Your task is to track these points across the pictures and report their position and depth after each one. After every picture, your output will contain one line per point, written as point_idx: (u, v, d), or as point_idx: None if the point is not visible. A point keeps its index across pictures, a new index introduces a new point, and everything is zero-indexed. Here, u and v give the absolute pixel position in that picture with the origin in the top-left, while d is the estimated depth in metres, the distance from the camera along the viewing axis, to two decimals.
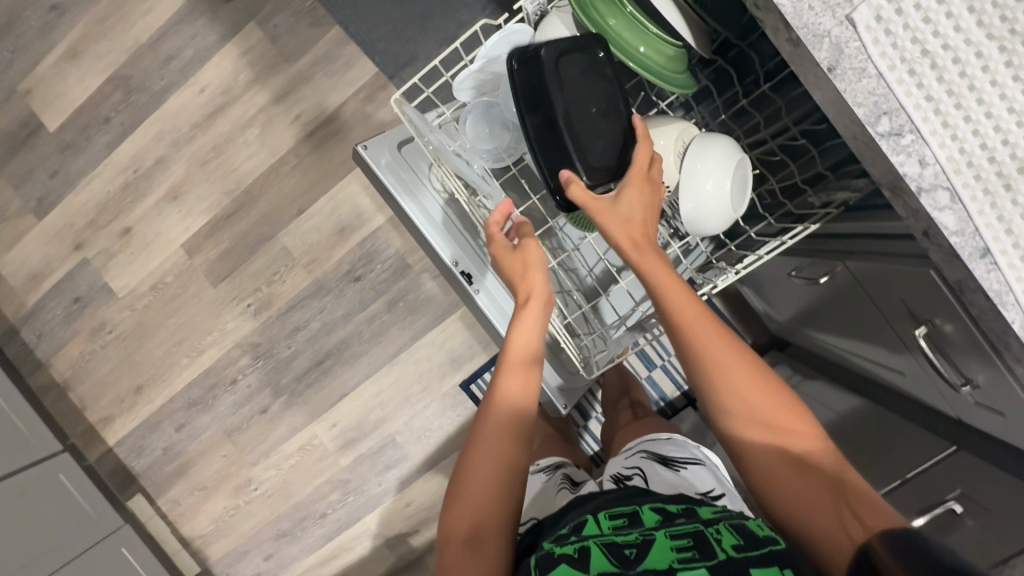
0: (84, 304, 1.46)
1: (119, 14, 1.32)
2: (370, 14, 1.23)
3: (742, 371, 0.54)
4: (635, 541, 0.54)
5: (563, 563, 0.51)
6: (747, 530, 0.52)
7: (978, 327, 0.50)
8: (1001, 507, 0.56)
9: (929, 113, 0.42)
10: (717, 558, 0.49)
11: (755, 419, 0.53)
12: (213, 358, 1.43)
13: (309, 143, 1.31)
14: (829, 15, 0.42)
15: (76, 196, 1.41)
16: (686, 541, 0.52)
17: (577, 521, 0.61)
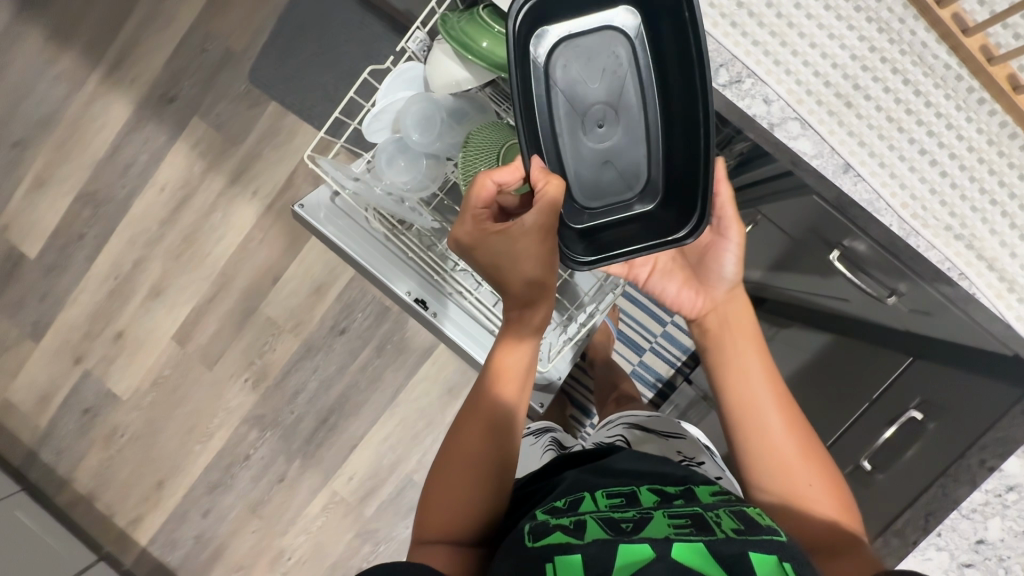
0: (94, 414, 1.51)
1: (75, 138, 1.41)
2: (301, 84, 1.32)
3: (793, 437, 0.58)
4: (632, 517, 0.55)
5: (558, 532, 0.52)
6: (747, 517, 0.52)
7: (876, 248, 0.57)
8: (961, 408, 0.59)
9: (760, 56, 0.51)
10: (715, 534, 0.50)
11: (798, 479, 0.56)
12: (224, 438, 1.47)
13: (271, 215, 1.37)
14: None
15: (68, 313, 1.47)
16: (685, 520, 0.53)
17: (574, 495, 0.61)
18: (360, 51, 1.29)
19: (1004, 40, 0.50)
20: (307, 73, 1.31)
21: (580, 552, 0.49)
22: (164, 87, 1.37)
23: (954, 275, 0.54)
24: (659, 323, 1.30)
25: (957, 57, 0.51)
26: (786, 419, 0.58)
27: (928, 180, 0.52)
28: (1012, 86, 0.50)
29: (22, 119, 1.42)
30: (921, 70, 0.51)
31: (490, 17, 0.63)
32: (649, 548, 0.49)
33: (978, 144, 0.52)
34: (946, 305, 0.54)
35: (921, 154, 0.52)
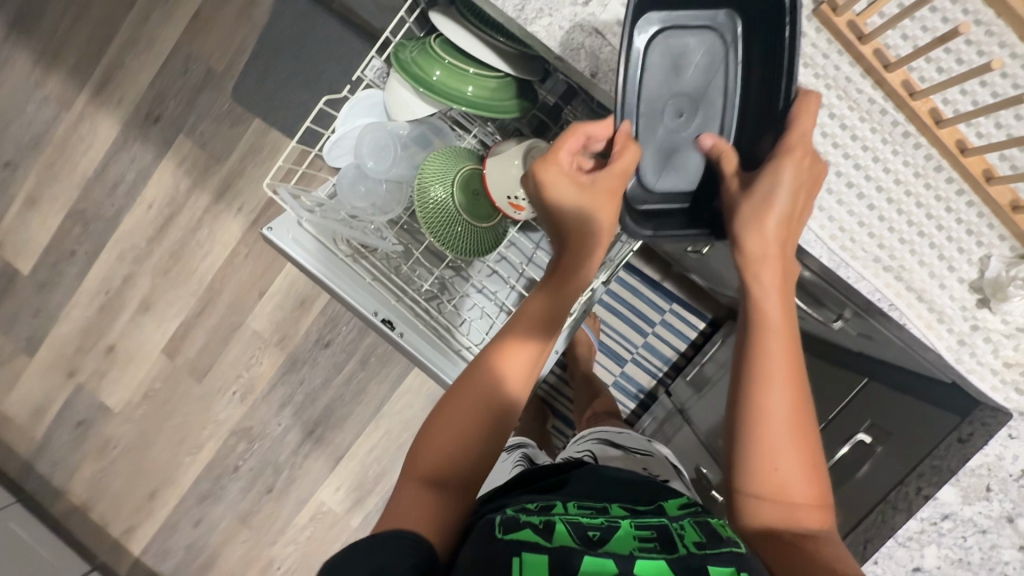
0: (87, 426, 1.53)
1: (64, 157, 1.44)
2: (283, 101, 1.34)
3: (795, 425, 0.51)
4: (600, 526, 0.52)
5: (529, 529, 0.49)
6: (711, 529, 0.51)
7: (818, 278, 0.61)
8: (909, 432, 0.58)
9: None
10: (677, 551, 0.48)
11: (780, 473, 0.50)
12: (214, 450, 1.49)
13: (255, 230, 1.39)
14: (578, 29, 0.53)
15: (60, 328, 1.50)
16: (649, 534, 0.51)
17: (543, 500, 0.58)
18: (339, 68, 1.31)
19: (928, 74, 0.54)
20: (288, 91, 1.33)
21: (548, 552, 0.46)
22: (150, 106, 1.39)
23: (890, 310, 0.54)
24: (640, 333, 1.31)
25: (883, 91, 0.54)
26: (793, 403, 0.51)
27: (855, 213, 0.54)
28: (935, 121, 0.52)
29: (13, 139, 1.45)
30: (846, 104, 0.55)
31: (441, 46, 0.64)
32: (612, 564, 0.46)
33: (906, 176, 0.54)
34: (885, 330, 0.58)
35: (848, 186, 0.55)
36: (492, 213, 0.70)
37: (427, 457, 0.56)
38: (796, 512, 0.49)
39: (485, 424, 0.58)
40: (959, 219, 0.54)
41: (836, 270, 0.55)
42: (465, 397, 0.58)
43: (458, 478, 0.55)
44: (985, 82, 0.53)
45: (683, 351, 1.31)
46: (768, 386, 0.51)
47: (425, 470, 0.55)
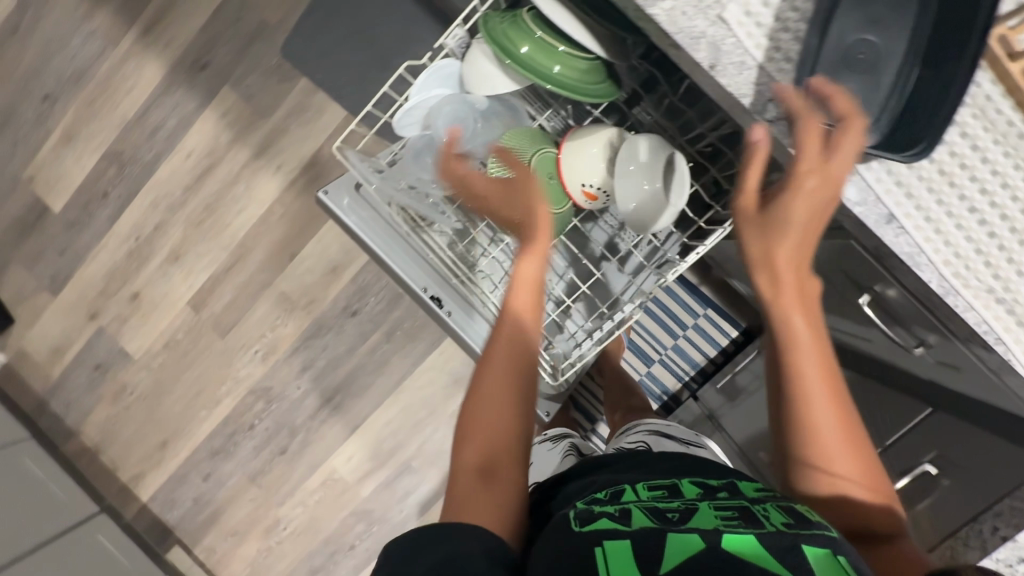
0: (105, 370, 1.53)
1: (106, 97, 1.42)
2: (334, 62, 1.32)
3: (848, 439, 0.45)
4: (678, 508, 0.49)
5: (605, 518, 0.48)
6: (797, 510, 0.46)
7: (910, 295, 0.56)
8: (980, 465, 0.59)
9: (784, 68, 0.46)
10: (765, 526, 0.45)
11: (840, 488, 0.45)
12: (230, 406, 1.49)
13: (293, 191, 1.38)
14: (702, 17, 0.46)
15: (86, 270, 1.49)
16: (731, 511, 0.48)
17: (614, 487, 0.55)
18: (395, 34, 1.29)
19: None
20: (340, 51, 1.31)
21: (630, 537, 0.44)
22: (198, 54, 1.37)
23: (996, 344, 0.50)
24: (670, 335, 1.30)
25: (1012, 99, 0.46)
26: (831, 393, 0.45)
27: (974, 240, 0.47)
28: None
29: (55, 73, 1.43)
30: (982, 127, 0.46)
31: (534, 19, 0.61)
32: (699, 540, 0.44)
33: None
34: (972, 357, 0.55)
35: (969, 210, 0.47)
36: (563, 199, 0.68)
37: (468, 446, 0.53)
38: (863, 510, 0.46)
39: (506, 417, 0.54)
40: None
41: (943, 296, 0.50)
42: (487, 377, 0.56)
43: (506, 462, 0.52)
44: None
45: (713, 356, 1.29)
46: (815, 414, 0.45)
47: (471, 471, 0.51)
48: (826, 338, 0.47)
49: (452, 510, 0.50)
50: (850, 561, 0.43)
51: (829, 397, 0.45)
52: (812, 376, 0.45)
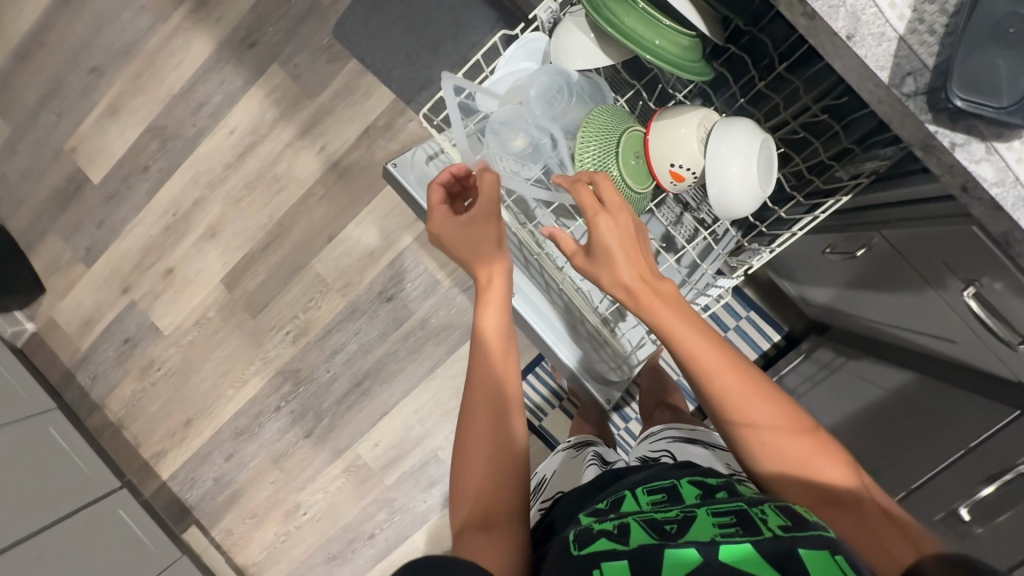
0: (134, 344, 1.52)
1: (152, 70, 1.41)
2: (385, 44, 1.30)
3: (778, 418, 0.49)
4: (677, 517, 0.48)
5: (602, 537, 0.46)
6: (794, 511, 0.45)
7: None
8: None
9: (932, 42, 0.43)
10: (762, 532, 0.43)
11: (773, 455, 0.49)
12: (257, 387, 1.48)
13: (335, 172, 1.37)
14: None
15: (121, 243, 1.48)
16: (730, 517, 0.46)
17: (614, 496, 0.57)
18: (449, 19, 1.28)
19: None
20: (392, 33, 1.30)
21: (627, 558, 0.43)
22: (248, 31, 1.36)
23: None
24: None
25: None
26: (721, 379, 0.50)
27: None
28: None
29: (104, 44, 1.42)
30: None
31: None
32: (696, 552, 0.43)
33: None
34: None
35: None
36: (647, 178, 0.68)
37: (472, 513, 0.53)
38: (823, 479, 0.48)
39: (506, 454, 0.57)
40: None
41: None
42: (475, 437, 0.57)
43: (505, 517, 0.53)
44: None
45: (753, 360, 1.28)
46: (721, 398, 0.50)
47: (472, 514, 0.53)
48: (704, 332, 0.52)
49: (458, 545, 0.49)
50: (850, 561, 0.40)
51: (749, 391, 0.50)
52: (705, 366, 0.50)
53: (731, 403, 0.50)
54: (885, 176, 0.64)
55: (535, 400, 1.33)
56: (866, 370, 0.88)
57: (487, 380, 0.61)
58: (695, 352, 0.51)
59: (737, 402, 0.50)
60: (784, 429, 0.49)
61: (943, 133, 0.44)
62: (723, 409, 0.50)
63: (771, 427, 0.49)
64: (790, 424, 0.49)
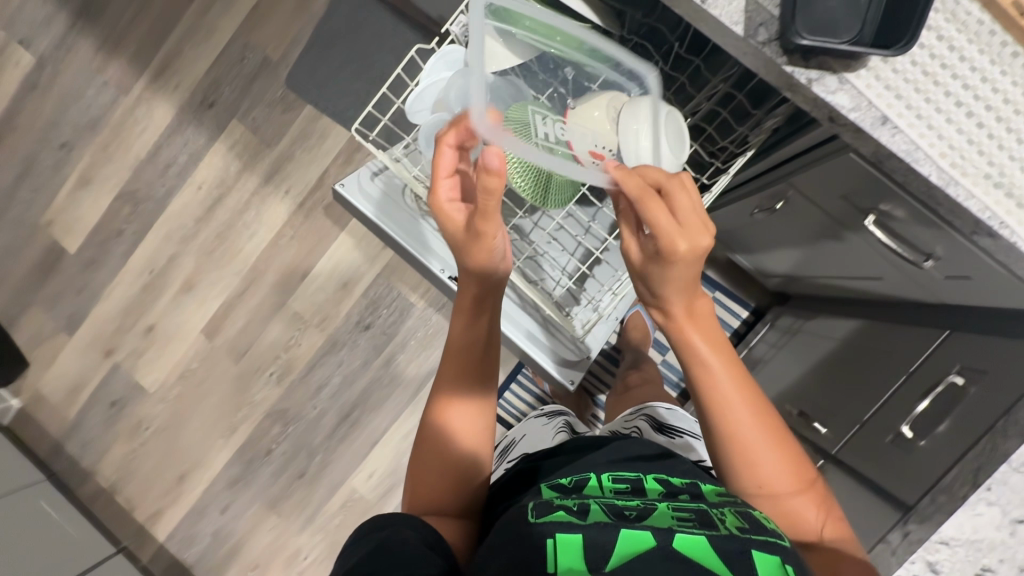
0: (121, 406, 1.53)
1: (119, 140, 1.48)
2: (335, 89, 1.39)
3: (783, 471, 0.55)
4: (636, 507, 0.53)
5: (560, 512, 0.51)
6: (751, 517, 0.51)
7: (915, 202, 0.54)
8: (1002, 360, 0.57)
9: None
10: (718, 529, 0.49)
11: (776, 492, 0.55)
12: (247, 432, 1.47)
13: (301, 213, 1.42)
14: None
15: (102, 307, 1.52)
16: (688, 514, 0.52)
17: (579, 475, 0.61)
18: (391, 58, 1.38)
19: None
20: (340, 79, 1.39)
21: (581, 532, 0.48)
22: (206, 93, 1.44)
23: (1000, 230, 0.47)
24: None
25: (990, 14, 0.47)
26: (750, 414, 0.56)
27: (965, 131, 0.47)
28: None
29: (72, 121, 1.50)
30: (953, 28, 0.47)
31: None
32: (651, 537, 0.47)
33: (1017, 97, 0.47)
34: (987, 263, 0.53)
35: (958, 106, 0.47)
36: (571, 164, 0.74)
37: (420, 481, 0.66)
38: (809, 527, 0.55)
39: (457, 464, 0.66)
40: None
41: (945, 189, 0.47)
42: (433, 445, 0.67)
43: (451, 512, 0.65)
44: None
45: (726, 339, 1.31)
46: (743, 429, 0.56)
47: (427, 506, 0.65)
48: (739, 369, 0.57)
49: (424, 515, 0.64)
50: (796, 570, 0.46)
51: (769, 432, 0.56)
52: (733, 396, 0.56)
53: (756, 436, 0.56)
54: (787, 132, 0.70)
55: (521, 408, 1.34)
56: (817, 329, 0.90)
57: (451, 402, 0.68)
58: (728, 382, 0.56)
59: (758, 436, 0.56)
60: (790, 475, 0.56)
61: (799, 72, 0.48)
62: (747, 438, 0.55)
63: (781, 466, 0.55)
64: (797, 473, 0.56)
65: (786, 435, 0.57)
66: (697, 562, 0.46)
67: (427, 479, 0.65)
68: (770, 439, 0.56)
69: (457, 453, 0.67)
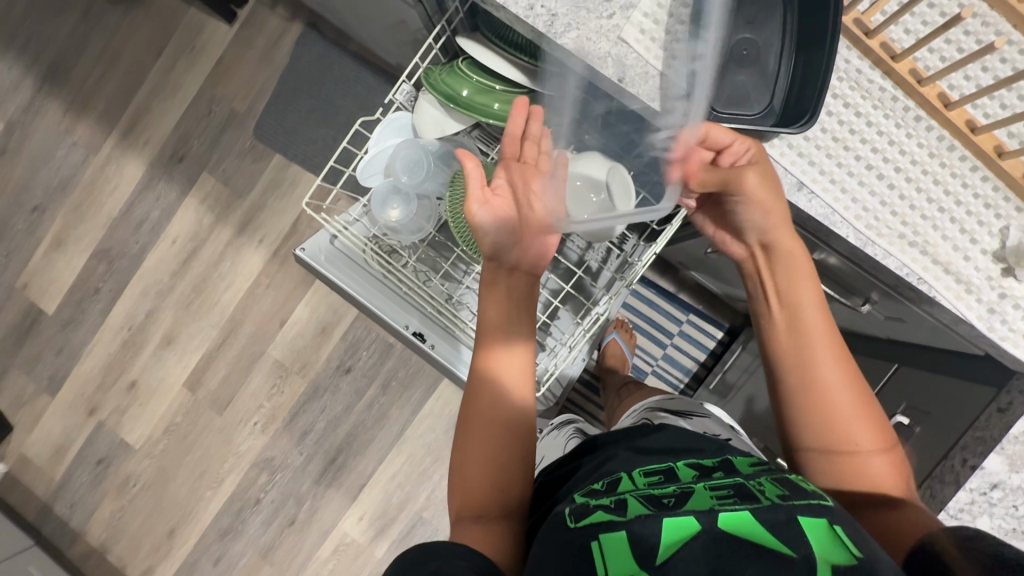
0: (107, 464, 1.52)
1: (91, 199, 1.49)
2: (302, 137, 1.41)
3: (867, 428, 0.57)
4: (673, 492, 0.50)
5: (600, 510, 0.48)
6: (790, 483, 0.49)
7: (849, 265, 0.66)
8: (933, 393, 0.67)
9: None
10: (760, 501, 0.46)
11: (850, 437, 0.57)
12: (234, 483, 1.46)
13: (276, 261, 1.43)
14: (604, 41, 0.57)
15: (83, 366, 1.52)
16: (727, 490, 0.48)
17: (609, 477, 0.56)
18: (357, 104, 1.39)
19: (931, 63, 0.59)
20: (307, 126, 1.41)
21: (626, 528, 0.44)
22: (175, 147, 1.46)
23: (919, 283, 0.58)
24: (659, 345, 1.35)
25: (892, 80, 0.60)
26: (831, 352, 0.60)
27: (878, 193, 0.59)
28: (943, 104, 0.58)
29: (43, 183, 1.51)
30: (858, 93, 0.60)
31: (469, 67, 0.70)
32: (695, 521, 0.44)
33: (921, 157, 0.59)
34: (911, 309, 0.64)
35: (868, 168, 0.59)
36: None
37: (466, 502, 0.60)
38: (875, 480, 0.55)
39: (503, 453, 0.62)
40: (966, 189, 0.59)
41: (862, 248, 0.59)
42: (478, 434, 0.63)
43: (499, 514, 0.58)
44: (1013, 89, 0.58)
45: (704, 361, 1.33)
46: (820, 366, 0.59)
47: (473, 509, 0.59)
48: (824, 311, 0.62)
49: (473, 518, 0.58)
50: (846, 530, 0.44)
51: (848, 375, 0.59)
52: (814, 331, 0.60)
53: (834, 372, 0.59)
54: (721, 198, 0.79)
55: None
56: None
57: (495, 382, 0.65)
58: (811, 317, 0.61)
59: (837, 374, 0.59)
60: (864, 419, 0.57)
61: None
62: (824, 376, 0.59)
63: (853, 410, 0.57)
64: (876, 422, 0.57)
65: (865, 391, 0.59)
66: (745, 539, 0.42)
67: (475, 473, 0.61)
68: (858, 396, 0.58)
69: (510, 434, 0.63)
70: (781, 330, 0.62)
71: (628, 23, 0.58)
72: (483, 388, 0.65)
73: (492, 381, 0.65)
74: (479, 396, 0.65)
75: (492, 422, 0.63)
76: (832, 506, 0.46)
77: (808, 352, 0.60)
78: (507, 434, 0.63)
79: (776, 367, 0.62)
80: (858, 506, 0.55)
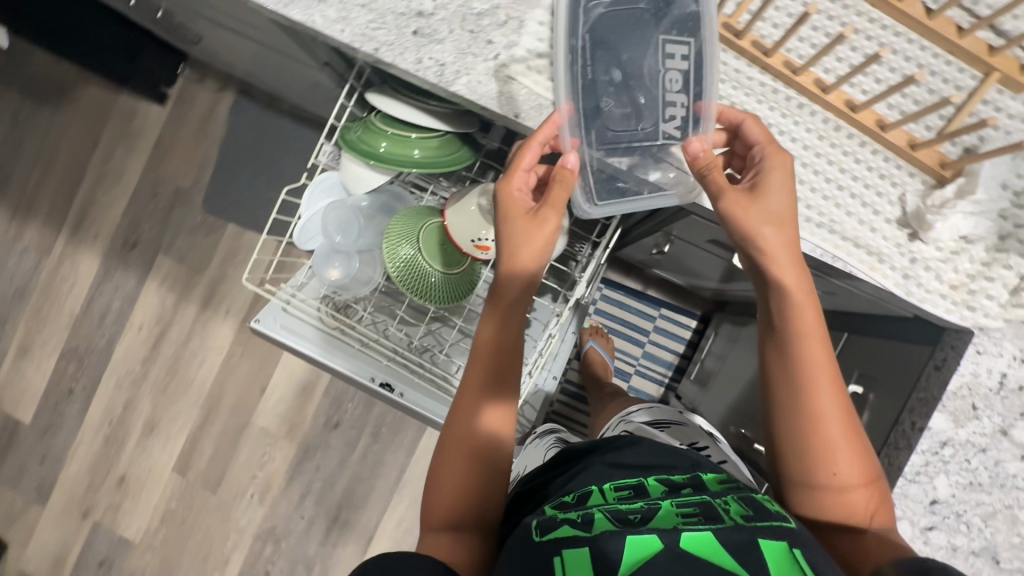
0: (109, 565, 1.48)
1: (50, 301, 1.48)
2: (251, 203, 1.42)
3: (857, 461, 0.55)
4: (641, 508, 0.50)
5: (565, 525, 0.48)
6: (756, 504, 0.50)
7: None
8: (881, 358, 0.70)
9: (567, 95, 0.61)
10: (724, 521, 0.46)
11: (835, 468, 0.55)
12: (240, 560, 1.43)
13: (246, 329, 1.42)
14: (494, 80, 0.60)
15: (68, 469, 1.49)
16: (692, 508, 0.49)
17: (581, 489, 0.56)
18: (299, 161, 1.41)
19: (802, 51, 0.62)
20: (254, 192, 1.42)
21: (588, 544, 0.45)
22: (126, 235, 1.45)
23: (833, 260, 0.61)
24: (638, 344, 1.35)
25: (770, 74, 0.62)
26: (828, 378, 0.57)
27: None
28: (821, 88, 0.61)
29: None
30: (741, 92, 0.63)
31: (382, 122, 0.71)
32: (657, 539, 0.44)
33: (813, 141, 0.62)
34: (830, 280, 0.67)
35: None
36: (459, 257, 0.77)
37: (438, 511, 0.60)
38: (851, 511, 0.55)
39: (482, 468, 0.61)
40: (861, 165, 0.62)
41: None
42: (457, 447, 0.62)
43: (475, 528, 0.58)
44: (882, 64, 0.61)
45: (682, 352, 1.34)
46: (815, 394, 0.56)
47: (447, 522, 0.59)
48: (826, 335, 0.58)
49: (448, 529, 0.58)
50: (805, 554, 0.44)
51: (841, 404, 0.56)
52: (815, 355, 0.57)
53: (828, 403, 0.56)
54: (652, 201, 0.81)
55: None
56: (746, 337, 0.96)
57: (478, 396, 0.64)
58: (812, 341, 0.57)
59: (829, 405, 0.56)
60: (852, 453, 0.55)
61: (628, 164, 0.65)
62: (820, 407, 0.56)
63: (842, 442, 0.55)
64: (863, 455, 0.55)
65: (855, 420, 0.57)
66: (710, 562, 0.43)
67: (451, 486, 0.60)
68: (847, 423, 0.56)
69: (490, 447, 0.63)
70: (777, 351, 0.59)
71: (512, 60, 0.60)
72: (469, 402, 0.64)
73: (474, 396, 0.64)
74: (463, 409, 0.63)
75: (477, 436, 0.62)
76: (797, 530, 0.47)
77: (805, 374, 0.57)
78: (487, 447, 0.62)
79: (767, 386, 0.59)
80: (826, 533, 0.55)
